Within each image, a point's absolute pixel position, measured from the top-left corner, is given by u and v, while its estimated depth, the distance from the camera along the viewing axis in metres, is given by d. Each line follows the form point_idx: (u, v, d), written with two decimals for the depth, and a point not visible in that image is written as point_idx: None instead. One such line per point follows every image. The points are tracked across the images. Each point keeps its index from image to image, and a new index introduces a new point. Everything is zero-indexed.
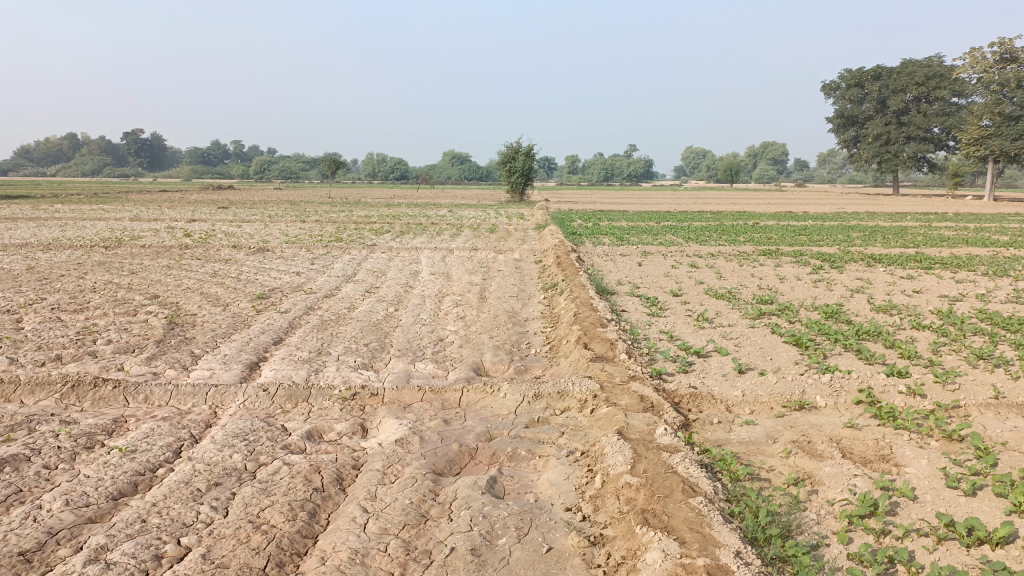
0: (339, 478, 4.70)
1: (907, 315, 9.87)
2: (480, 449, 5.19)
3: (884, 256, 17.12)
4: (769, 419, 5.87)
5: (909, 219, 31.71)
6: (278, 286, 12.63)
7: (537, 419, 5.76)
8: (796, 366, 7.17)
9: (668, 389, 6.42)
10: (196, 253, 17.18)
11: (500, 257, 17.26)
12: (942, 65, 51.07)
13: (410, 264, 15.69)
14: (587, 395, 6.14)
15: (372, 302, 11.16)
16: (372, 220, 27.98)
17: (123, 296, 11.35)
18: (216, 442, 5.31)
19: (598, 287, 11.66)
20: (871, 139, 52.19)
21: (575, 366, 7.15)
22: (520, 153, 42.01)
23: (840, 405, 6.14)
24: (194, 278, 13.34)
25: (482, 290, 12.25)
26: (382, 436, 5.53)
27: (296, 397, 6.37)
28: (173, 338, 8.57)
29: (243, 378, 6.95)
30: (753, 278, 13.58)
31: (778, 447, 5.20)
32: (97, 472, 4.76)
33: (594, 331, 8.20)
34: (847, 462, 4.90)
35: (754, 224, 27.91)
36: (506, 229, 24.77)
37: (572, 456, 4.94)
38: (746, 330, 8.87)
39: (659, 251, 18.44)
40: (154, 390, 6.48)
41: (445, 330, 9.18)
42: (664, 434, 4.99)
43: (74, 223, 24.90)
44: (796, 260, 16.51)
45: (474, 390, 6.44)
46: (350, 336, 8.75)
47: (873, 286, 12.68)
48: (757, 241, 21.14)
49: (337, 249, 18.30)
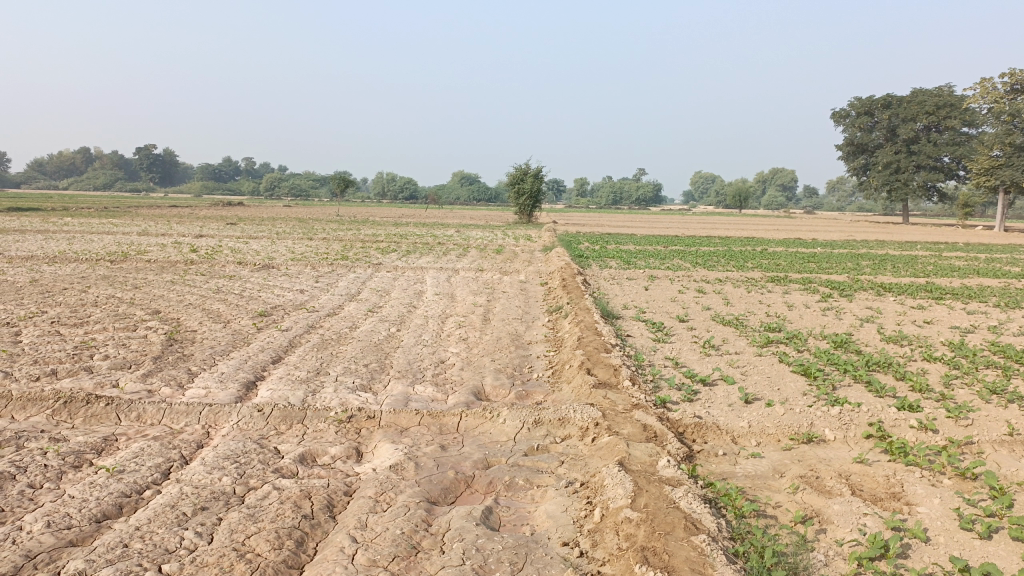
0: (329, 505, 4.55)
1: (917, 346, 9.69)
2: (476, 477, 5.04)
3: (894, 285, 16.94)
4: (775, 452, 5.70)
5: (918, 248, 31.51)
6: (281, 304, 12.54)
7: (536, 447, 5.60)
8: (804, 397, 6.99)
9: (672, 418, 6.25)
10: (201, 268, 17.14)
11: (506, 279, 17.16)
12: (952, 95, 51.06)
13: (415, 284, 15.59)
14: (589, 423, 5.98)
15: (374, 321, 11.05)
16: (378, 239, 27.99)
17: (124, 310, 11.28)
18: (207, 464, 5.18)
19: (604, 311, 11.53)
20: (881, 167, 52.09)
21: (577, 392, 7.00)
22: (529, 175, 42.07)
23: (849, 439, 5.97)
24: (197, 294, 13.28)
25: (487, 312, 12.13)
26: (377, 461, 5.38)
27: (291, 418, 6.23)
28: (171, 355, 8.46)
29: (239, 397, 6.83)
30: (761, 305, 13.41)
31: (785, 482, 5.03)
32: (82, 493, 4.62)
33: (598, 357, 8.05)
34: (857, 499, 4.72)
35: (762, 250, 27.75)
36: (513, 251, 24.68)
37: (571, 487, 4.78)
38: (753, 358, 8.71)
39: (666, 275, 18.29)
40: (147, 408, 6.36)
41: (447, 352, 9.05)
42: (667, 466, 4.83)
43: (82, 237, 24.96)
44: (805, 287, 16.35)
45: (473, 416, 6.29)
46: (350, 356, 8.63)
47: (883, 315, 12.50)
48: (766, 268, 20.98)
49: (342, 267, 18.24)
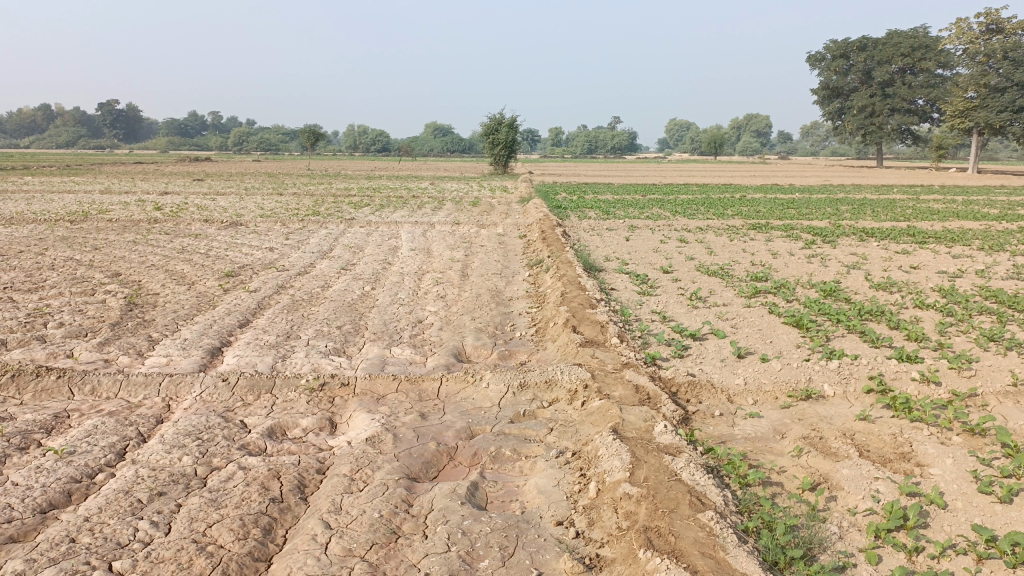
0: (300, 486, 4.17)
1: (908, 293, 9.43)
2: (460, 449, 4.68)
3: (877, 230, 16.71)
4: (774, 410, 5.41)
5: (895, 192, 31.30)
6: (249, 263, 11.99)
7: (523, 413, 5.25)
8: (799, 350, 6.71)
9: (665, 377, 5.93)
10: (165, 227, 16.46)
11: (483, 232, 16.67)
12: (927, 36, 50.57)
13: (389, 240, 15.05)
14: (577, 385, 5.64)
15: (348, 280, 10.57)
16: (351, 193, 27.17)
17: (82, 273, 10.68)
18: (166, 442, 4.76)
19: (586, 264, 11.12)
20: (856, 111, 51.71)
21: (563, 351, 6.65)
22: (503, 124, 41.16)
23: (850, 394, 5.69)
24: (160, 254, 12.67)
25: (465, 267, 11.69)
26: (352, 433, 5.00)
27: (259, 388, 5.81)
28: (131, 320, 7.96)
29: (203, 366, 6.39)
30: (745, 253, 13.10)
31: (788, 444, 4.74)
32: (27, 480, 4.19)
33: (583, 313, 7.68)
34: (866, 462, 4.45)
35: (741, 197, 27.37)
36: (489, 203, 24.07)
37: (562, 458, 4.44)
38: (742, 309, 8.40)
39: (646, 225, 17.91)
40: (102, 381, 5.90)
41: (424, 311, 8.64)
42: (664, 432, 4.50)
43: (40, 196, 23.94)
44: (787, 234, 16.04)
45: (454, 380, 5.91)
46: (323, 317, 8.18)
47: (869, 262, 12.23)
48: (746, 215, 20.64)
49: (313, 223, 17.64)
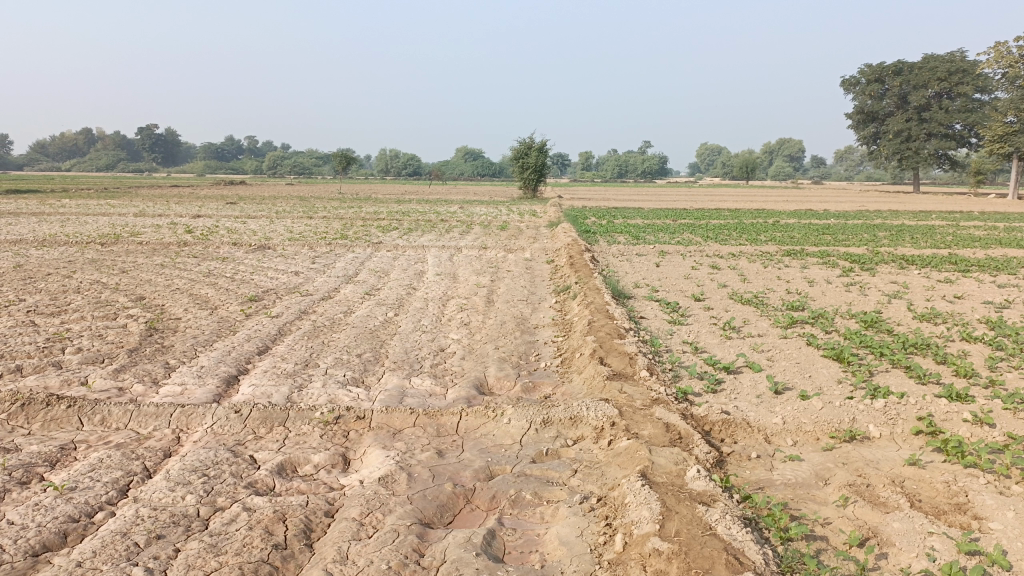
0: (306, 530, 3.92)
1: (954, 325, 8.98)
2: (478, 491, 4.40)
3: (917, 258, 16.17)
4: (816, 453, 5.05)
5: (932, 218, 30.49)
6: (274, 287, 11.88)
7: (546, 452, 4.96)
8: (840, 386, 6.33)
9: (697, 415, 5.60)
10: (194, 250, 16.50)
11: (510, 257, 16.46)
12: (964, 61, 49.73)
13: (416, 264, 14.90)
14: (604, 422, 5.32)
15: (371, 305, 10.39)
16: (380, 217, 27.22)
17: (107, 297, 10.63)
18: (171, 479, 4.55)
19: (614, 291, 10.83)
20: (892, 136, 50.86)
21: (589, 384, 6.35)
22: (533, 149, 41.11)
23: (897, 436, 5.31)
24: (186, 278, 12.63)
25: (490, 294, 11.46)
26: (366, 471, 4.74)
27: (271, 420, 5.58)
28: (149, 346, 7.82)
29: (218, 395, 6.21)
30: (780, 281, 12.70)
31: (831, 492, 4.38)
32: (22, 519, 3.99)
33: (611, 343, 7.37)
34: (918, 514, 4.08)
35: (775, 222, 26.86)
36: (517, 227, 23.91)
37: (587, 504, 4.14)
38: (778, 341, 8.03)
39: (677, 250, 17.55)
40: (113, 410, 5.73)
41: (447, 339, 8.40)
42: (696, 478, 4.18)
43: (75, 218, 24.27)
44: (824, 261, 15.57)
45: (474, 415, 5.63)
46: (343, 345, 7.98)
47: (910, 291, 11.75)
48: (780, 240, 20.18)
49: (340, 247, 17.57)
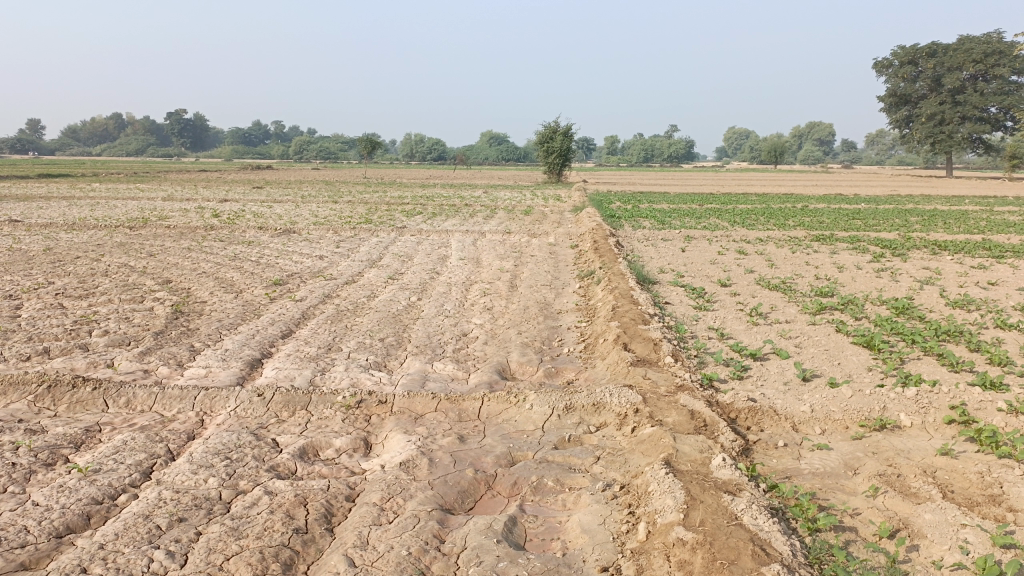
0: (326, 515, 3.90)
1: (988, 312, 8.75)
2: (499, 477, 4.36)
3: (951, 243, 15.82)
4: (845, 442, 4.94)
5: (966, 203, 29.83)
6: (298, 271, 11.92)
7: (568, 438, 4.90)
8: (871, 374, 6.19)
9: (722, 402, 5.50)
10: (220, 234, 16.62)
11: (534, 241, 16.38)
12: (1001, 42, 48.46)
13: (439, 249, 14.88)
14: (627, 409, 5.25)
15: (394, 289, 10.38)
16: (403, 201, 27.23)
17: (133, 280, 10.74)
18: (193, 462, 4.56)
19: (639, 276, 10.72)
20: (924, 119, 49.79)
21: (613, 370, 6.27)
22: (557, 133, 40.89)
23: (929, 425, 5.17)
24: (212, 261, 12.73)
25: (514, 278, 11.40)
26: (387, 456, 4.72)
27: (294, 403, 5.58)
28: (174, 329, 7.88)
29: (241, 378, 6.23)
30: (809, 267, 12.48)
31: (861, 483, 4.28)
32: (47, 500, 4.02)
33: (635, 329, 7.28)
34: (951, 506, 3.96)
35: (804, 207, 26.41)
36: (542, 212, 23.78)
37: (609, 492, 4.08)
38: (806, 328, 7.88)
39: (703, 235, 17.35)
40: (137, 393, 5.77)
41: (470, 323, 8.36)
42: (722, 466, 4.10)
43: (104, 203, 24.56)
44: (853, 246, 15.29)
45: (497, 400, 5.58)
46: (365, 328, 7.98)
47: (943, 277, 11.50)
48: (809, 225, 19.86)
49: (364, 231, 17.60)
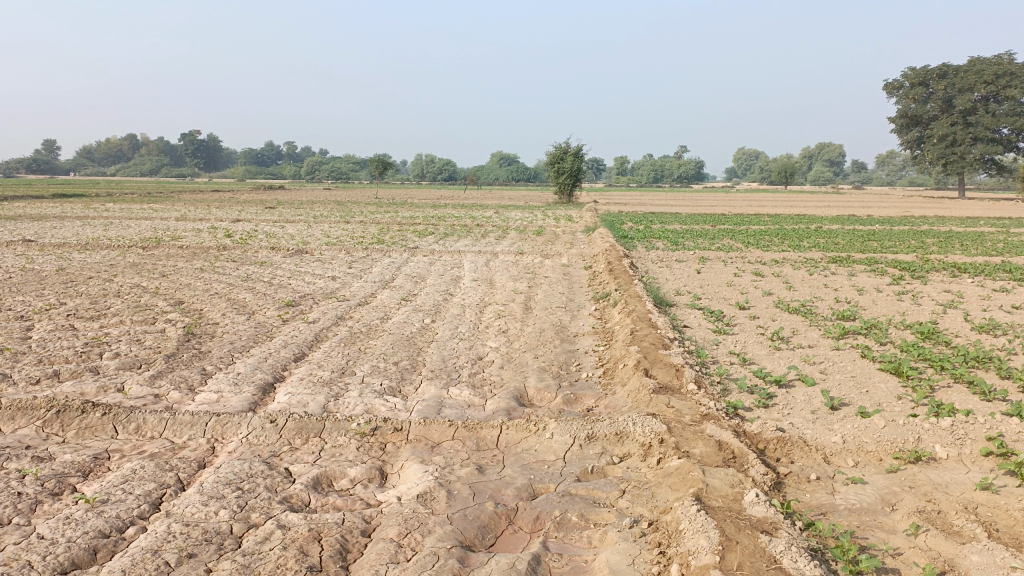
0: (342, 551, 3.74)
1: (1016, 337, 8.52)
2: (521, 511, 4.18)
3: (970, 265, 15.57)
4: (879, 476, 4.73)
5: (981, 224, 29.54)
6: (310, 292, 11.82)
7: (591, 470, 4.73)
8: (900, 403, 5.99)
9: (750, 432, 5.32)
10: (232, 254, 16.57)
11: (547, 262, 16.24)
12: (1013, 63, 48.29)
13: (452, 269, 14.77)
14: (652, 439, 5.08)
15: (407, 311, 10.25)
16: (415, 221, 27.24)
17: (146, 301, 10.67)
18: (204, 492, 4.41)
19: (656, 298, 10.56)
20: (936, 139, 49.59)
21: (634, 398, 6.10)
22: (569, 154, 40.95)
23: (966, 457, 4.96)
24: (224, 282, 12.65)
25: (528, 300, 11.26)
26: (404, 487, 4.56)
27: (307, 430, 5.43)
28: (186, 352, 7.76)
29: (253, 404, 6.08)
30: (827, 289, 12.28)
31: (900, 519, 4.08)
32: (53, 533, 3.88)
33: (656, 354, 7.11)
34: (998, 546, 3.76)
35: (817, 228, 26.22)
36: (553, 232, 23.70)
37: (637, 529, 3.90)
38: (830, 353, 7.68)
39: (717, 257, 17.17)
40: (148, 419, 5.64)
41: (485, 347, 8.21)
42: (755, 503, 3.92)
43: (118, 222, 24.64)
44: (871, 268, 15.08)
45: (516, 428, 5.41)
46: (379, 352, 7.84)
47: (965, 300, 11.27)
48: (824, 247, 19.66)
49: (377, 251, 17.54)
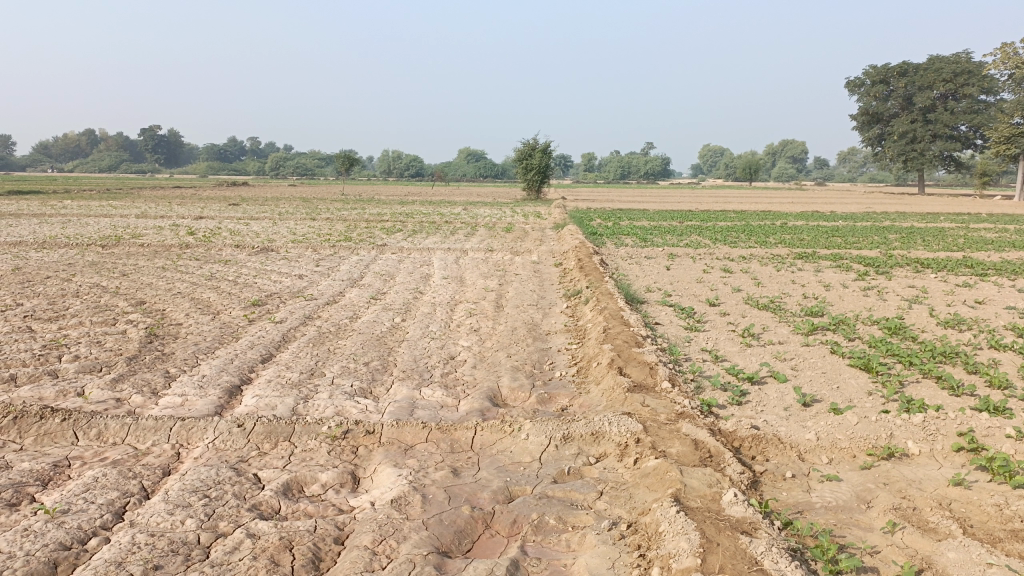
0: (315, 560, 3.63)
1: (980, 332, 8.66)
2: (497, 515, 4.11)
3: (932, 261, 15.84)
4: (854, 473, 4.76)
5: (941, 220, 30.13)
6: (277, 291, 11.60)
7: (568, 470, 4.67)
8: (871, 399, 6.03)
9: (725, 430, 5.31)
10: (196, 252, 16.23)
11: (517, 259, 16.18)
12: (970, 62, 49.30)
13: (422, 267, 14.62)
14: (628, 439, 5.04)
15: (377, 310, 10.11)
16: (383, 218, 26.98)
17: (106, 302, 10.37)
18: (170, 501, 4.26)
19: (627, 296, 10.56)
20: (897, 137, 50.50)
21: (609, 397, 6.06)
22: (537, 150, 40.92)
23: (937, 453, 5.00)
24: (187, 281, 12.36)
25: (499, 298, 11.19)
26: (377, 492, 4.45)
27: (276, 435, 5.29)
28: (149, 354, 7.55)
29: (219, 407, 5.93)
30: (795, 285, 12.39)
31: (876, 517, 4.10)
32: (10, 546, 3.71)
33: (630, 352, 7.09)
34: (973, 542, 3.78)
35: (783, 224, 26.51)
36: (523, 229, 23.65)
37: (617, 531, 3.85)
38: (801, 349, 7.73)
39: (686, 253, 17.24)
40: (109, 424, 5.45)
41: (457, 346, 8.11)
42: (734, 503, 3.90)
43: (76, 220, 24.00)
44: (837, 264, 15.26)
45: (490, 430, 5.34)
46: (349, 352, 7.70)
47: (930, 296, 11.45)
48: (790, 243, 19.87)
49: (345, 249, 17.31)
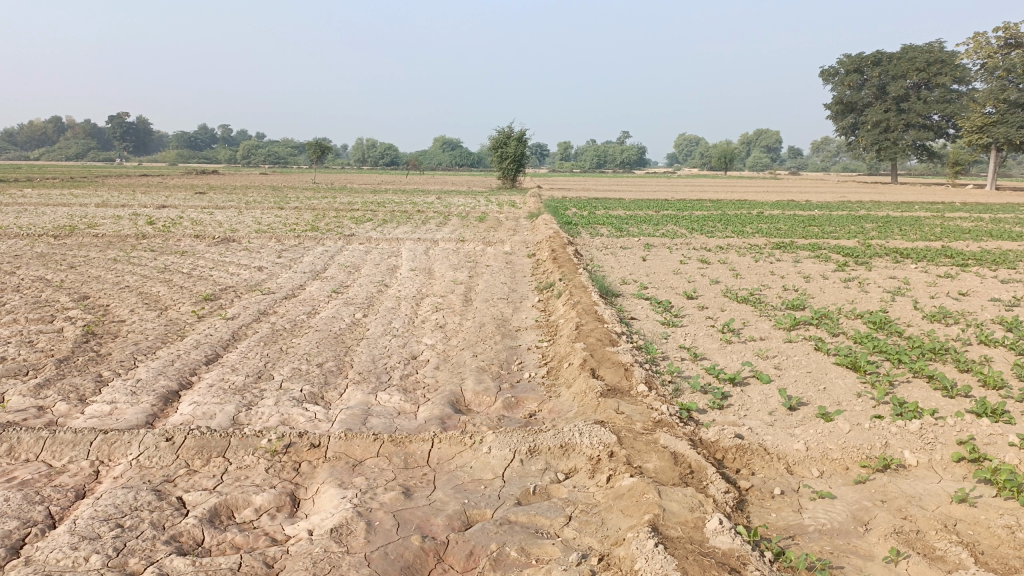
0: None
1: (968, 326, 8.31)
2: (452, 546, 3.61)
3: (912, 251, 15.55)
4: (848, 489, 4.32)
5: (916, 209, 30.08)
6: (233, 284, 10.97)
7: (534, 491, 4.19)
8: (861, 402, 5.61)
9: (706, 441, 4.85)
10: (152, 243, 15.48)
11: (489, 250, 15.62)
12: (943, 51, 49.40)
13: (389, 259, 14.03)
14: (600, 452, 4.56)
15: (338, 305, 9.54)
16: (354, 207, 26.28)
17: (47, 296, 9.69)
18: (75, 532, 3.69)
19: (602, 288, 10.10)
20: (870, 126, 50.53)
21: (581, 402, 5.58)
22: (512, 138, 40.17)
23: (936, 464, 4.59)
24: (138, 274, 11.67)
25: (469, 291, 10.66)
26: (317, 518, 3.93)
27: (208, 450, 4.74)
28: (83, 355, 6.92)
29: (151, 417, 5.35)
30: (775, 277, 12.00)
31: (878, 543, 3.64)
32: None
33: (603, 351, 6.62)
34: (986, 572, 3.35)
35: (760, 213, 26.21)
36: (496, 218, 23.13)
37: (586, 566, 3.37)
38: (784, 346, 7.31)
39: (662, 243, 16.80)
40: (21, 438, 4.85)
41: (420, 344, 7.59)
42: (719, 532, 3.45)
43: (32, 209, 23.02)
44: (816, 254, 14.91)
45: (449, 442, 4.83)
46: (303, 352, 7.15)
47: (913, 287, 11.09)
48: (767, 232, 19.54)
49: (310, 239, 16.67)
